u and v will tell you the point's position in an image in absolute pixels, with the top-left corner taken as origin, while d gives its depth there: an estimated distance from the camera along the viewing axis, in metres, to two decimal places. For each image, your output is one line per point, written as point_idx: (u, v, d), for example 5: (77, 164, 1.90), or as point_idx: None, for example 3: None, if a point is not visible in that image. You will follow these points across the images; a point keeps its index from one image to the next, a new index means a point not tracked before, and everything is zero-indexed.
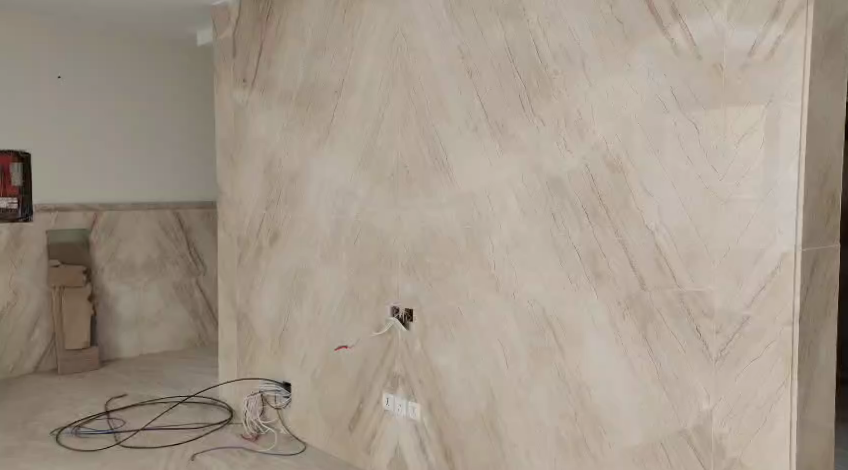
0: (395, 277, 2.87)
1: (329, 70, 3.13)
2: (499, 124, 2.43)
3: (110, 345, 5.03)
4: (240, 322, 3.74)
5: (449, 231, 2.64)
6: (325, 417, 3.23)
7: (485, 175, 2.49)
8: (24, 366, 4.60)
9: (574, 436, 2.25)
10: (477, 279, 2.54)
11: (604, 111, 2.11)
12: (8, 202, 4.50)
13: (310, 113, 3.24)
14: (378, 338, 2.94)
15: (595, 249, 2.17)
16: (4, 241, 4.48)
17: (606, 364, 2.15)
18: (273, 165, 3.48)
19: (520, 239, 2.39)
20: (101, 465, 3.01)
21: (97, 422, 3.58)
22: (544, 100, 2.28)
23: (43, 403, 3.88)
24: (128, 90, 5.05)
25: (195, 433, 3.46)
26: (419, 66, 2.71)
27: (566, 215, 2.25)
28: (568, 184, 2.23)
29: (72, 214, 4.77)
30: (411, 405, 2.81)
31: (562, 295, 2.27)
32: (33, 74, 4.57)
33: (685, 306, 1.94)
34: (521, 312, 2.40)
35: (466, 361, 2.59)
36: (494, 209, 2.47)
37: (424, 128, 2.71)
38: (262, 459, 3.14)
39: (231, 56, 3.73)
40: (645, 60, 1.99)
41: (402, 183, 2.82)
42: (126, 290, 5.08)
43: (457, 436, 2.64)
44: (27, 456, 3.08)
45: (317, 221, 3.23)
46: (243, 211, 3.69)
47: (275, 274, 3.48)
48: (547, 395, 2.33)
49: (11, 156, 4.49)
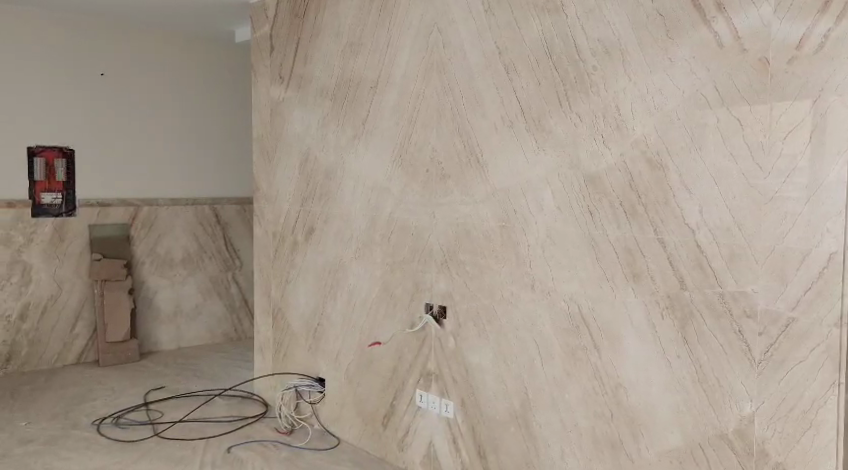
0: (429, 274, 2.86)
1: (364, 67, 3.13)
2: (536, 120, 2.40)
3: (150, 337, 5.15)
4: (275, 317, 3.79)
5: (484, 229, 2.62)
6: (359, 412, 3.25)
7: (521, 172, 2.46)
8: (67, 357, 4.74)
9: (611, 437, 2.21)
10: (512, 277, 2.52)
11: (644, 108, 2.06)
12: (53, 196, 4.64)
13: (345, 109, 3.26)
14: (412, 335, 2.94)
15: (633, 248, 2.12)
16: (49, 235, 4.62)
17: (643, 364, 2.10)
18: (308, 161, 3.50)
19: (556, 237, 2.36)
20: (140, 455, 3.09)
21: (137, 413, 3.67)
22: (581, 96, 2.24)
23: (85, 393, 4.00)
24: (167, 88, 5.16)
25: (230, 426, 3.52)
26: (455, 63, 2.69)
27: (603, 212, 2.20)
28: (605, 181, 2.19)
29: (113, 209, 4.89)
30: (444, 402, 2.80)
31: (598, 294, 2.23)
32: (77, 71, 4.71)
33: (726, 307, 1.88)
34: (556, 311, 2.37)
35: (500, 359, 2.57)
36: (530, 207, 2.44)
37: (459, 124, 2.69)
38: (296, 453, 3.18)
39: (268, 53, 3.77)
40: (687, 54, 1.94)
41: (436, 180, 2.81)
42: (165, 284, 5.20)
43: (491, 436, 2.62)
44: (69, 445, 3.17)
45: (351, 218, 3.25)
46: (279, 207, 3.73)
47: (310, 269, 3.51)
48: (582, 395, 2.29)
49: (56, 151, 4.63)
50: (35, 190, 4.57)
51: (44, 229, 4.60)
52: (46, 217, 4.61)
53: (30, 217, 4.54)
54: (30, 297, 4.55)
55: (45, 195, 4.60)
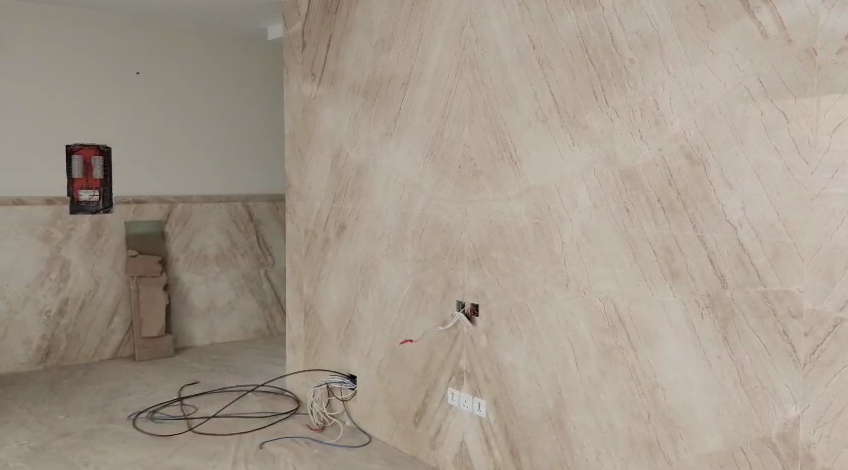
0: (461, 271, 2.84)
1: (395, 63, 3.12)
2: (571, 115, 2.35)
3: (184, 332, 5.23)
4: (307, 313, 3.80)
5: (517, 226, 2.58)
6: (390, 410, 3.24)
7: (556, 168, 2.42)
8: (105, 351, 4.84)
9: (648, 439, 2.16)
10: (546, 275, 2.48)
11: (682, 102, 2.00)
12: (91, 193, 4.73)
13: (377, 105, 3.24)
14: (444, 333, 2.92)
15: (672, 246, 2.06)
16: (86, 231, 4.72)
17: (681, 365, 2.04)
18: (340, 158, 3.50)
19: (591, 234, 2.31)
20: (174, 449, 3.13)
21: (171, 408, 3.72)
22: (618, 90, 2.19)
23: (121, 388, 4.07)
24: (200, 86, 5.23)
25: (263, 422, 3.55)
26: (488, 57, 2.66)
27: (640, 209, 2.15)
28: (642, 177, 2.13)
29: (149, 206, 4.98)
30: (476, 401, 2.77)
31: (635, 293, 2.18)
32: (113, 70, 4.79)
33: (770, 307, 1.81)
34: (591, 310, 2.32)
35: (533, 358, 2.53)
36: (564, 203, 2.40)
37: (492, 120, 2.66)
38: (327, 450, 3.18)
39: (300, 51, 3.78)
40: (729, 46, 1.87)
41: (469, 176, 2.77)
42: (199, 280, 5.27)
43: (524, 436, 2.58)
44: (106, 438, 3.23)
45: (382, 215, 3.24)
46: (311, 204, 3.74)
47: (341, 266, 3.52)
48: (618, 396, 2.24)
49: (94, 149, 4.72)
50: (73, 187, 4.66)
51: (82, 226, 4.69)
52: (84, 214, 4.70)
53: (69, 214, 4.63)
54: (69, 293, 4.65)
55: (83, 192, 4.70)
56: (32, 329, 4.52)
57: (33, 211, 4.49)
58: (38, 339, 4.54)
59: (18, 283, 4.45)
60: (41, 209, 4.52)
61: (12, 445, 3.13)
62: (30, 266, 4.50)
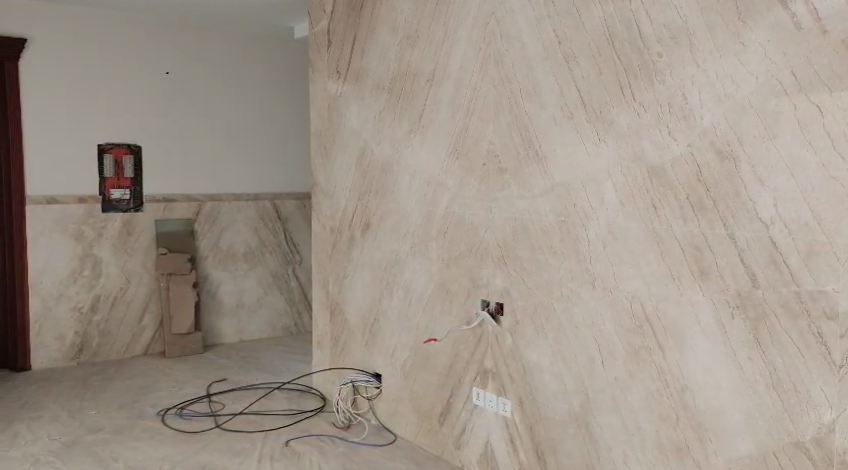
0: (485, 270, 2.82)
1: (420, 60, 3.10)
2: (596, 111, 2.31)
3: (214, 329, 5.31)
4: (332, 311, 3.82)
5: (542, 224, 2.55)
6: (415, 408, 3.24)
7: (581, 165, 2.38)
8: (136, 348, 4.94)
9: (677, 442, 2.11)
10: (571, 274, 2.44)
11: (712, 96, 1.94)
12: (122, 192, 4.83)
13: (401, 103, 3.24)
14: (468, 331, 2.90)
15: (700, 244, 2.01)
16: (118, 229, 4.81)
17: (710, 367, 1.99)
18: (365, 156, 3.51)
19: (618, 232, 2.26)
20: (202, 445, 3.18)
21: (199, 405, 3.78)
22: (645, 84, 2.14)
23: (151, 384, 4.15)
24: (228, 85, 5.30)
25: (289, 419, 3.59)
26: (513, 53, 2.63)
27: (668, 207, 2.10)
28: (670, 174, 2.08)
29: (178, 204, 5.07)
30: (501, 401, 2.75)
31: (663, 293, 2.13)
32: (144, 71, 4.88)
33: (803, 307, 1.75)
34: (618, 310, 2.27)
35: (559, 358, 2.50)
36: (590, 200, 2.36)
37: (517, 115, 2.63)
38: (352, 448, 3.20)
39: (326, 48, 3.79)
40: (760, 38, 1.81)
41: (494, 173, 2.75)
42: (228, 277, 5.34)
43: (549, 437, 2.56)
44: (136, 434, 3.30)
45: (407, 213, 3.23)
46: (336, 202, 3.75)
47: (366, 264, 3.52)
48: (645, 398, 2.20)
49: (125, 149, 4.81)
50: (105, 186, 4.76)
51: (113, 224, 4.79)
52: (115, 212, 4.81)
53: (100, 213, 4.74)
54: (101, 290, 4.75)
55: (114, 191, 4.80)
56: (65, 326, 4.64)
57: (66, 209, 4.60)
58: (72, 335, 4.66)
59: (52, 280, 4.57)
60: (73, 207, 4.63)
61: (45, 439, 3.22)
62: (64, 264, 4.61)
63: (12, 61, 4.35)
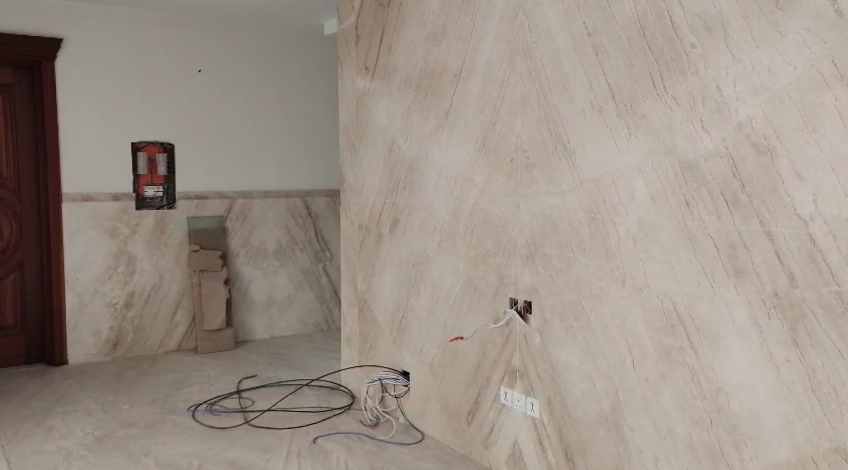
0: (513, 267, 2.78)
1: (448, 55, 3.07)
2: (627, 104, 2.25)
3: (246, 325, 5.39)
4: (361, 309, 3.83)
5: (571, 221, 2.50)
6: (443, 407, 3.22)
7: (610, 160, 2.33)
8: (170, 343, 5.04)
9: (710, 446, 2.05)
10: (600, 272, 2.39)
11: (748, 88, 1.87)
12: (155, 189, 4.92)
13: (429, 98, 3.22)
14: (496, 330, 2.87)
15: (736, 241, 1.94)
16: (151, 227, 4.91)
17: (746, 368, 1.92)
18: (392, 153, 3.50)
19: (649, 229, 2.20)
20: (230, 441, 3.22)
21: (229, 401, 3.84)
22: (677, 75, 2.07)
23: (183, 379, 4.24)
24: (259, 82, 5.36)
25: (317, 416, 3.61)
26: (541, 46, 2.58)
27: (702, 202, 2.03)
28: (703, 169, 2.01)
29: (210, 202, 5.15)
30: (529, 401, 2.72)
31: (696, 292, 2.06)
32: (176, 69, 4.97)
33: (844, 307, 1.67)
34: (649, 309, 2.22)
35: (588, 358, 2.46)
36: (620, 197, 2.30)
37: (545, 110, 2.58)
38: (379, 446, 3.20)
39: (354, 44, 3.79)
40: (799, 26, 1.73)
41: (522, 169, 2.71)
42: (259, 273, 5.42)
43: (579, 438, 2.51)
44: (166, 429, 3.37)
45: (434, 210, 3.21)
46: (364, 198, 3.75)
47: (394, 261, 3.52)
48: (677, 399, 2.14)
49: (158, 146, 4.91)
50: (139, 183, 4.86)
51: (147, 222, 4.89)
52: (149, 209, 4.90)
53: (134, 210, 4.84)
54: (135, 286, 4.86)
55: (148, 189, 4.89)
56: (101, 321, 4.76)
57: (101, 207, 4.71)
58: (107, 331, 4.78)
59: (88, 277, 4.70)
60: (108, 204, 4.74)
61: (79, 433, 3.31)
62: (100, 262, 4.73)
63: (48, 61, 4.46)
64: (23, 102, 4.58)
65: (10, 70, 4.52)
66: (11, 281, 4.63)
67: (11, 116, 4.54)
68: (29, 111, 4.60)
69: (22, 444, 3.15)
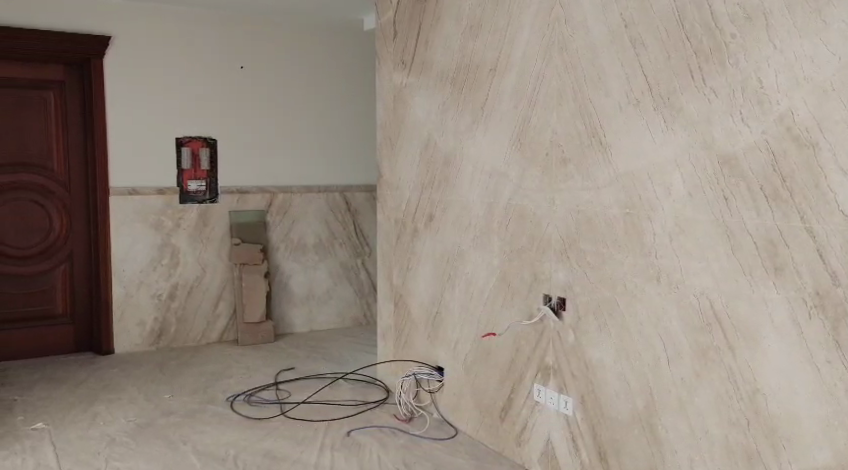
0: (547, 263, 2.76)
1: (484, 50, 3.06)
2: (664, 97, 2.19)
3: (287, 318, 5.50)
4: (396, 303, 3.86)
5: (607, 215, 2.45)
6: (477, 403, 3.22)
7: (645, 154, 2.28)
8: (212, 335, 5.20)
9: (747, 448, 1.99)
10: (636, 268, 2.34)
11: (790, 79, 1.79)
12: (198, 184, 5.07)
13: (465, 93, 3.21)
14: (529, 326, 2.86)
15: (775, 237, 1.87)
16: (194, 221, 5.07)
17: (786, 368, 1.86)
18: (428, 148, 3.50)
19: (685, 225, 2.15)
20: (266, 432, 3.31)
21: (267, 392, 3.93)
22: (713, 66, 2.01)
23: (224, 371, 4.36)
24: (300, 77, 5.46)
25: (352, 409, 3.67)
26: (576, 39, 2.54)
27: (740, 197, 1.96)
28: (742, 164, 1.95)
29: (252, 197, 5.28)
30: (562, 398, 2.70)
31: (734, 289, 2.00)
32: (220, 66, 5.11)
33: None
34: (684, 306, 2.16)
35: (621, 356, 2.42)
36: (656, 192, 2.25)
37: (580, 104, 2.54)
38: (413, 441, 3.23)
39: (392, 39, 3.81)
40: (844, 14, 1.65)
41: (556, 164, 2.68)
42: (299, 267, 5.53)
43: (612, 437, 2.47)
44: (206, 419, 3.48)
45: (469, 205, 3.21)
46: (401, 193, 3.77)
47: (429, 256, 3.53)
48: (713, 400, 2.08)
49: (201, 141, 5.06)
50: (183, 178, 5.01)
51: (190, 216, 5.05)
52: (192, 203, 5.06)
53: (178, 204, 5.00)
54: (179, 279, 5.03)
55: (192, 183, 5.05)
56: (147, 313, 4.95)
57: (146, 201, 4.88)
58: (152, 322, 4.97)
59: (134, 269, 4.88)
60: (153, 199, 4.90)
61: (122, 420, 3.46)
62: (146, 255, 4.91)
63: (97, 58, 4.64)
64: (73, 98, 4.77)
65: (61, 67, 4.71)
66: (62, 272, 4.83)
67: (62, 112, 4.73)
68: (79, 109, 4.79)
69: (68, 429, 3.31)
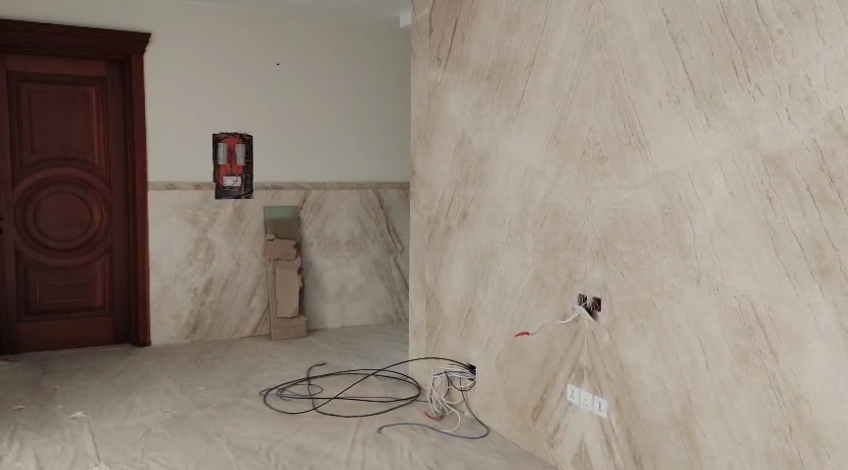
0: (583, 262, 2.71)
1: (521, 46, 3.02)
2: (707, 94, 2.12)
3: (318, 314, 5.55)
4: (428, 300, 3.85)
5: (645, 215, 2.40)
6: (508, 403, 3.20)
7: (686, 153, 2.22)
8: (246, 329, 5.27)
9: (789, 455, 1.93)
10: (674, 269, 2.29)
11: (842, 77, 1.72)
12: (234, 179, 5.15)
13: (500, 90, 3.18)
14: (563, 326, 2.82)
15: (822, 238, 1.80)
16: (229, 216, 5.14)
17: (831, 374, 1.79)
18: (463, 145, 3.48)
19: (727, 226, 2.08)
20: (298, 427, 3.34)
21: (299, 387, 3.97)
22: (759, 63, 1.95)
23: (257, 365, 4.42)
24: (335, 74, 5.48)
25: (383, 406, 3.68)
26: (616, 35, 2.49)
27: (786, 198, 1.90)
28: (789, 163, 1.88)
29: (286, 192, 5.34)
30: (596, 400, 2.65)
31: (777, 293, 1.93)
32: (257, 63, 5.17)
33: None
34: (725, 309, 2.10)
35: (658, 358, 2.37)
36: (696, 191, 2.19)
37: (619, 102, 2.49)
38: (444, 439, 3.22)
39: (427, 36, 3.79)
40: None
41: (594, 162, 2.63)
42: (331, 263, 5.56)
43: (648, 441, 2.43)
44: (239, 412, 3.53)
45: (503, 203, 3.18)
46: (434, 190, 3.76)
47: (462, 255, 3.52)
48: (754, 405, 2.02)
49: (237, 138, 5.13)
50: (219, 174, 5.09)
51: (225, 211, 5.12)
52: (228, 198, 5.13)
53: (214, 199, 5.08)
54: (214, 273, 5.11)
55: (227, 179, 5.12)
56: (183, 306, 5.04)
57: (183, 196, 4.97)
58: (187, 315, 5.06)
59: (170, 263, 4.97)
60: (190, 194, 4.99)
61: (158, 411, 3.53)
62: (182, 249, 5.00)
63: (137, 55, 4.73)
64: (113, 94, 4.87)
65: (102, 63, 4.81)
66: (101, 265, 4.95)
67: (103, 108, 4.84)
68: (119, 104, 4.89)
69: (106, 419, 3.39)
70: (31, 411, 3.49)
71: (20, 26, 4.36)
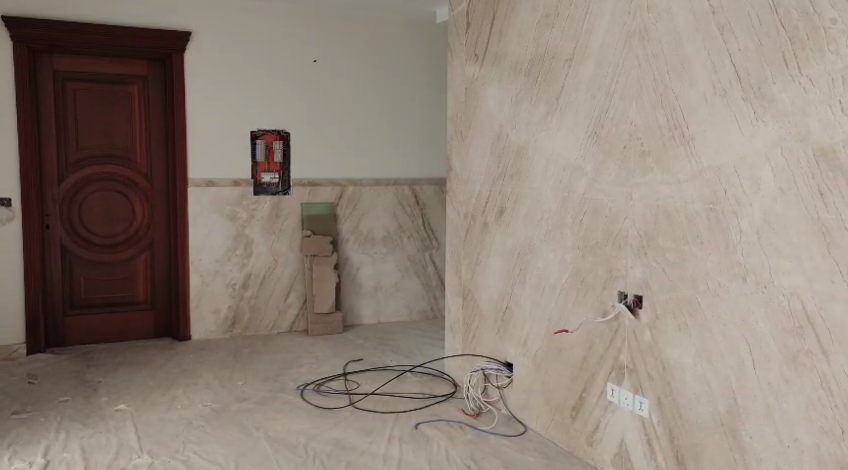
0: (623, 259, 2.66)
1: (560, 40, 2.97)
2: (754, 86, 2.05)
3: (354, 309, 5.58)
4: (465, 297, 3.83)
5: (689, 211, 2.33)
6: (546, 401, 3.16)
7: (733, 146, 2.14)
8: (283, 324, 5.34)
9: (841, 459, 1.85)
10: (719, 267, 2.22)
11: None
12: (272, 176, 5.20)
13: (538, 85, 3.13)
14: (603, 324, 2.77)
15: None
16: (267, 212, 5.20)
17: None
18: (501, 140, 3.44)
19: (776, 222, 2.01)
20: (335, 422, 3.36)
21: (336, 382, 3.99)
22: (812, 53, 1.87)
23: (294, 360, 4.46)
24: (371, 70, 5.49)
25: (420, 403, 3.67)
26: (660, 28, 2.42)
27: (839, 193, 1.82)
28: (842, 157, 1.80)
29: (322, 189, 5.37)
30: (638, 400, 2.60)
31: (829, 291, 1.86)
32: (294, 60, 5.21)
33: None
34: (773, 307, 2.03)
35: (703, 357, 2.30)
36: (744, 186, 2.12)
37: (662, 95, 2.43)
38: (480, 436, 3.20)
39: (465, 30, 3.76)
40: None
41: (635, 157, 2.58)
42: (367, 260, 5.59)
43: (692, 442, 2.36)
44: (277, 406, 3.57)
45: (541, 199, 3.14)
46: (471, 186, 3.73)
47: (499, 251, 3.48)
48: (804, 407, 1.95)
49: (275, 135, 5.18)
50: (258, 171, 5.15)
51: (262, 208, 5.19)
52: (266, 195, 5.19)
53: (252, 196, 5.14)
54: (252, 268, 5.19)
55: (266, 175, 5.18)
56: (221, 301, 5.12)
57: (222, 192, 5.04)
58: (226, 309, 5.14)
59: (210, 259, 5.05)
60: (229, 190, 5.06)
61: (198, 404, 3.60)
62: (221, 245, 5.08)
63: (177, 54, 4.82)
64: (155, 92, 4.97)
65: (144, 62, 4.92)
66: (143, 260, 5.06)
67: (145, 106, 4.95)
68: (160, 102, 4.99)
69: (148, 411, 3.47)
70: (77, 403, 3.59)
71: (66, 27, 4.49)
